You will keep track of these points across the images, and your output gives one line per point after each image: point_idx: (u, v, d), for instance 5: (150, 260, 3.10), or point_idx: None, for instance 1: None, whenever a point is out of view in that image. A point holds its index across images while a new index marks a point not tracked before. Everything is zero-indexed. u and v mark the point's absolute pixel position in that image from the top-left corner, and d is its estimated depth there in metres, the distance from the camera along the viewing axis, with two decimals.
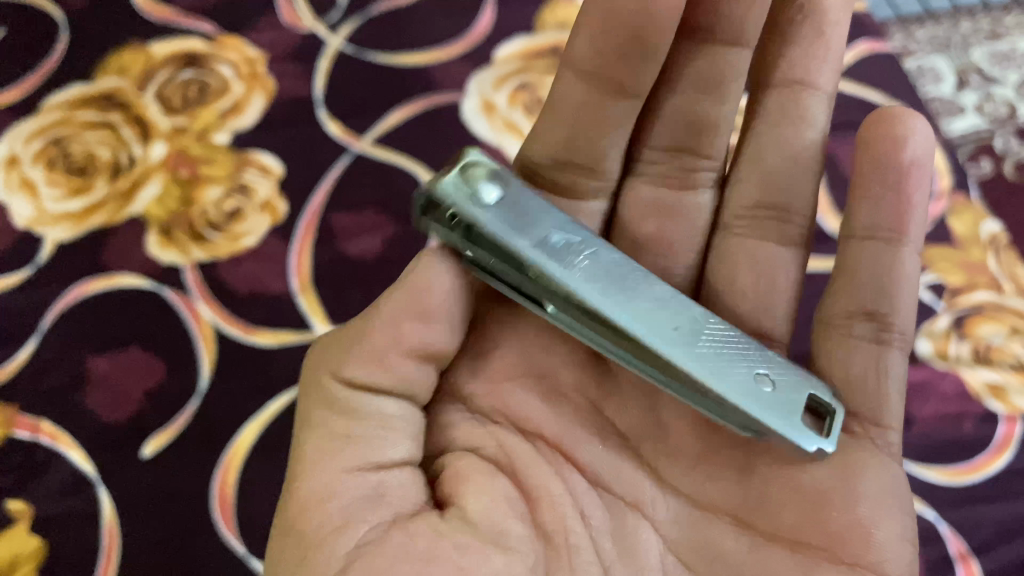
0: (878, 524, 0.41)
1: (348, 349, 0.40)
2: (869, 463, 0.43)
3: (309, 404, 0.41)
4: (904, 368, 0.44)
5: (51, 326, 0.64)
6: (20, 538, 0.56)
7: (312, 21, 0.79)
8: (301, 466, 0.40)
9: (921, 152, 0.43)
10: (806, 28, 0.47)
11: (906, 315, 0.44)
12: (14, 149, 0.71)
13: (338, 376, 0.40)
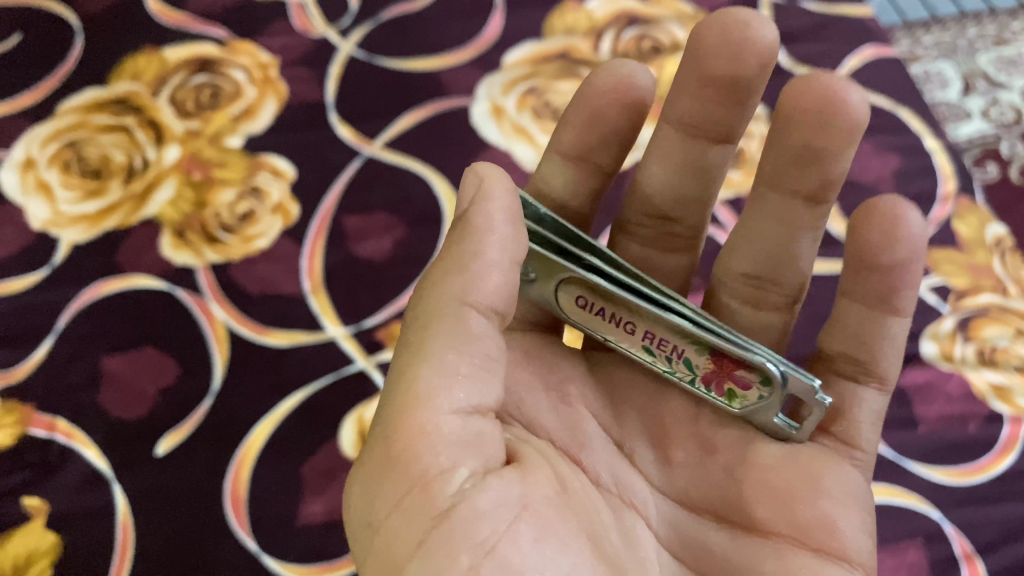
0: (847, 519, 0.42)
1: (486, 273, 0.37)
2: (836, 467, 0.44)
3: (425, 330, 0.37)
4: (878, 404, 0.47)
5: (66, 326, 0.65)
6: (36, 535, 0.57)
7: (324, 27, 0.80)
8: (412, 401, 0.36)
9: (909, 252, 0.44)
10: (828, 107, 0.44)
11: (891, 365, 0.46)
12: (30, 152, 0.72)
13: (467, 303, 0.37)
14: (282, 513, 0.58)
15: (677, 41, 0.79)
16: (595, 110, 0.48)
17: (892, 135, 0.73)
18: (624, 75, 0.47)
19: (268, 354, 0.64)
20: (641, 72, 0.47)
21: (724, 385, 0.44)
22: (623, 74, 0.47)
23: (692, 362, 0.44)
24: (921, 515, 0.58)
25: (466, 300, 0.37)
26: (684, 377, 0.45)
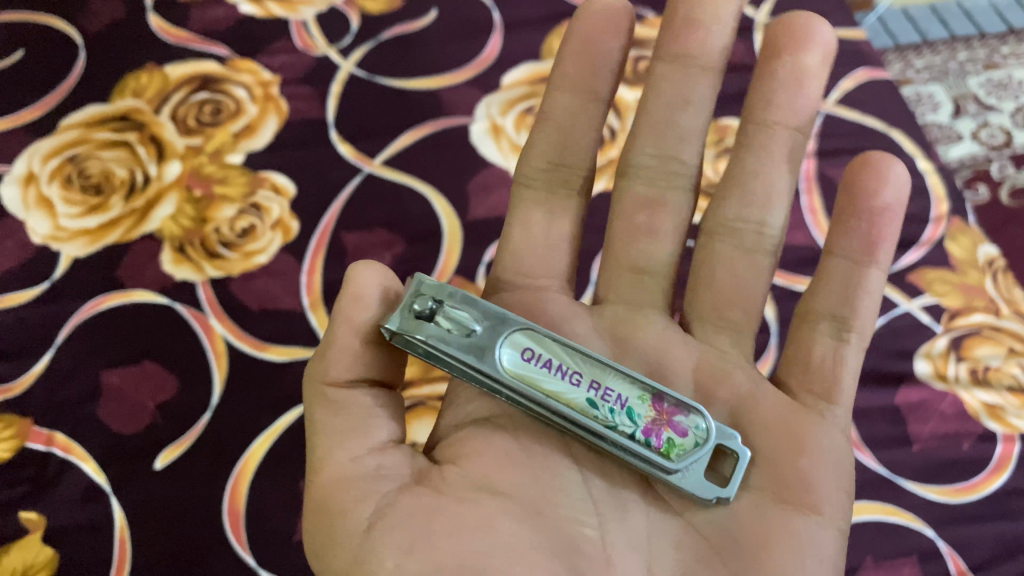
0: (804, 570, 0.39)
1: (336, 355, 0.40)
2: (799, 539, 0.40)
3: (310, 412, 0.41)
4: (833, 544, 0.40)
5: (66, 339, 0.65)
6: (33, 548, 0.57)
7: (325, 46, 0.81)
8: (315, 463, 0.40)
9: (891, 201, 0.45)
10: (861, 220, 0.45)
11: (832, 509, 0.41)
12: (31, 167, 0.72)
13: (328, 382, 0.40)
14: (280, 527, 0.59)
15: None
16: (585, 39, 0.50)
17: None
18: (804, 40, 0.49)
19: (267, 369, 0.64)
20: (824, 34, 0.49)
21: (661, 434, 0.40)
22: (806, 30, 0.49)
23: (634, 413, 0.41)
24: (914, 533, 0.59)
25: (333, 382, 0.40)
26: (626, 431, 0.40)
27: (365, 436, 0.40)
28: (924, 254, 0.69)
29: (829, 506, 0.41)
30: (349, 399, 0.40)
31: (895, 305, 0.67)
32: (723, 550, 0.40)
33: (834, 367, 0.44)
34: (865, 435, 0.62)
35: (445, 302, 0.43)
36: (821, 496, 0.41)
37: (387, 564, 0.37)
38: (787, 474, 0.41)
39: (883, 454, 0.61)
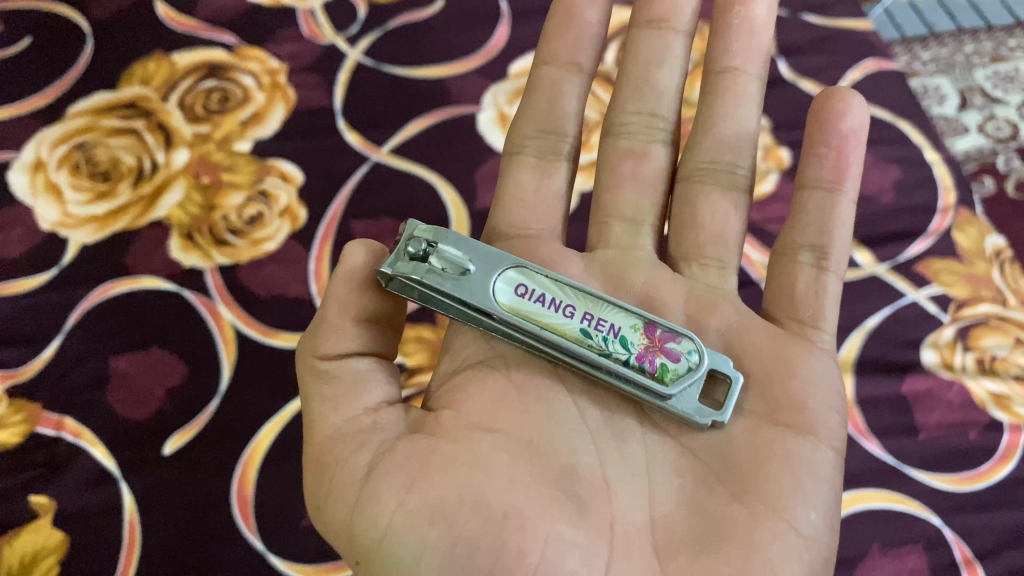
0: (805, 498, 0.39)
1: (329, 329, 0.40)
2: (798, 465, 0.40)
3: (305, 386, 0.41)
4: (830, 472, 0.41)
5: (74, 325, 0.65)
6: (43, 532, 0.57)
7: (332, 35, 0.81)
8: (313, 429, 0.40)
9: (855, 126, 0.48)
10: (831, 151, 0.47)
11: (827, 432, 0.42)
12: (39, 154, 0.73)
13: (321, 355, 0.40)
14: (289, 511, 0.59)
15: None
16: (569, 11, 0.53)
17: (892, 148, 0.75)
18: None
19: (275, 356, 0.64)
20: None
21: (654, 359, 0.42)
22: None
23: (626, 341, 0.42)
24: (921, 521, 0.59)
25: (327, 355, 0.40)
26: (620, 358, 0.42)
27: (360, 397, 0.40)
28: (931, 244, 0.69)
29: (825, 428, 0.41)
30: (343, 369, 0.40)
31: (901, 295, 0.67)
32: (722, 475, 0.40)
33: (816, 295, 0.46)
34: (872, 423, 0.62)
35: (438, 243, 0.45)
36: (814, 419, 0.41)
37: (388, 502, 0.36)
38: (778, 400, 0.42)
39: (889, 443, 0.62)
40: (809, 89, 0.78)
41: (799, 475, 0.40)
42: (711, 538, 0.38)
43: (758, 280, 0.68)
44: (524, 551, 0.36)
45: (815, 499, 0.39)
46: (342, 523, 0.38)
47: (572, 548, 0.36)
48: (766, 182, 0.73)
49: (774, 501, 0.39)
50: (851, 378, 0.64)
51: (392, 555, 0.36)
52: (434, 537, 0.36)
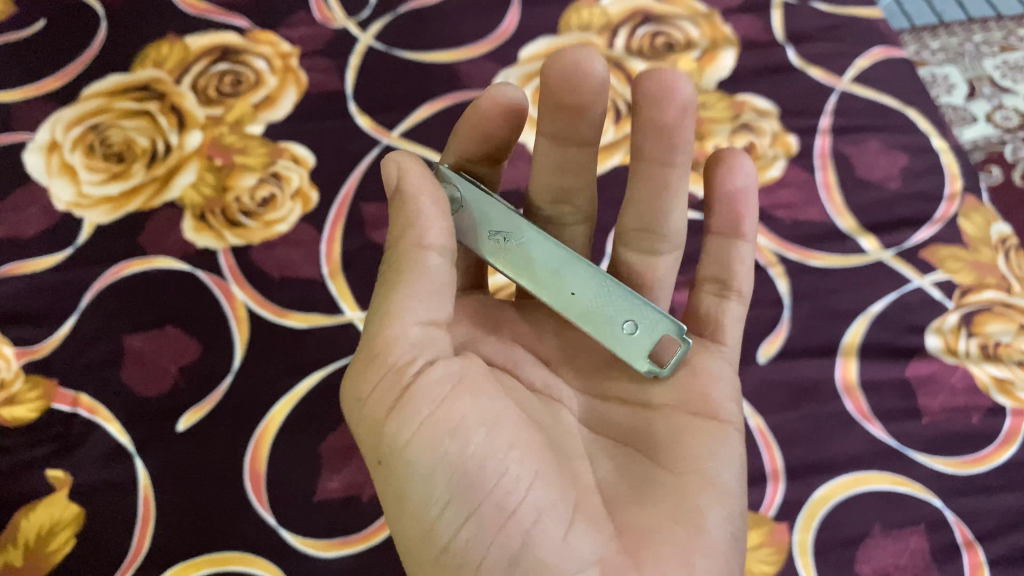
0: (720, 466, 0.45)
1: (430, 220, 0.42)
2: (714, 437, 0.46)
3: (392, 272, 0.42)
4: (740, 446, 0.47)
5: (90, 303, 0.66)
6: (60, 505, 0.59)
7: (344, 19, 0.81)
8: (384, 316, 0.42)
9: (742, 186, 0.50)
10: (722, 206, 0.51)
11: (728, 405, 0.47)
12: (54, 135, 0.73)
13: (420, 245, 0.42)
14: (300, 486, 0.60)
15: (690, 39, 0.81)
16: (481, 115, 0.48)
17: (900, 135, 0.75)
18: (667, 84, 0.47)
19: (288, 335, 0.65)
20: (684, 85, 0.47)
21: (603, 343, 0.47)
22: (669, 86, 0.47)
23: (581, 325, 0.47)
24: (923, 502, 0.60)
25: (430, 246, 0.42)
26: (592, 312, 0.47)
27: (426, 303, 0.42)
28: (936, 231, 0.70)
29: (727, 412, 0.47)
30: (426, 268, 0.42)
31: (907, 281, 0.68)
32: (644, 450, 0.46)
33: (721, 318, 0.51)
34: (876, 408, 0.63)
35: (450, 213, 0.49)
36: (718, 405, 0.47)
37: (421, 412, 0.40)
38: (688, 392, 0.47)
39: (892, 426, 0.62)
40: (818, 76, 0.78)
41: (711, 445, 0.45)
42: (649, 494, 0.43)
43: (765, 264, 0.68)
44: (519, 484, 0.40)
45: (728, 460, 0.45)
46: (375, 424, 0.41)
47: (550, 487, 0.40)
48: (775, 167, 0.73)
49: (694, 465, 0.44)
50: (856, 362, 0.64)
51: (414, 463, 0.40)
52: (449, 455, 0.39)
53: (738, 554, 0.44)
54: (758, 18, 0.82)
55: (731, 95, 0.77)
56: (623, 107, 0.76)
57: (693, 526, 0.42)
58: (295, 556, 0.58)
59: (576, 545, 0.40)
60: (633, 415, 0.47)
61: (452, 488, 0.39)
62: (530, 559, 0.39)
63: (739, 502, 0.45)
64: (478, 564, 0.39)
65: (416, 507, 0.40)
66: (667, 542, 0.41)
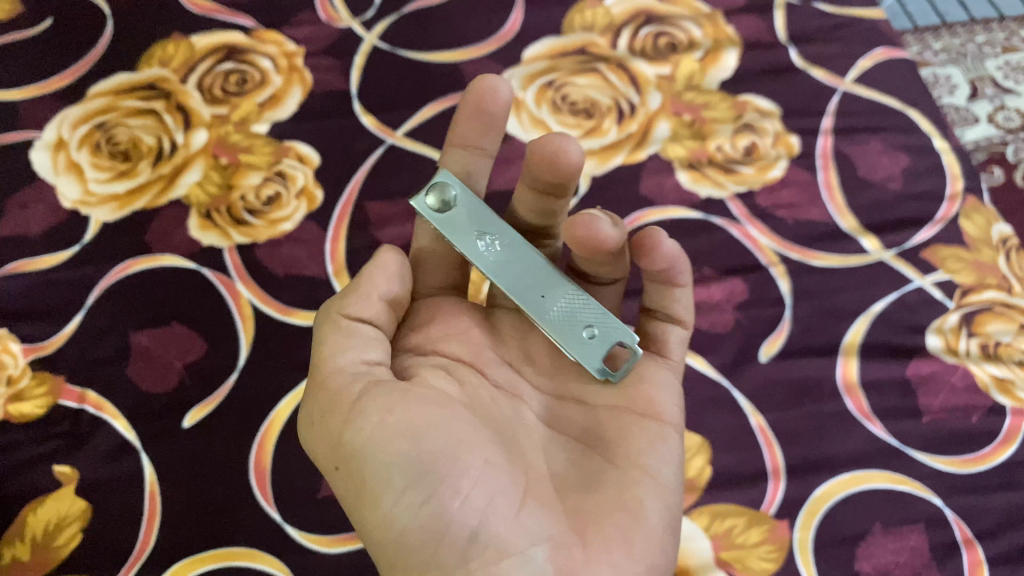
0: (659, 460, 0.45)
1: (352, 293, 0.44)
2: (654, 436, 0.45)
3: (320, 340, 0.43)
4: (679, 445, 0.46)
5: (96, 301, 0.67)
6: (67, 500, 0.59)
7: (349, 19, 0.82)
8: (321, 373, 0.42)
9: (668, 264, 0.47)
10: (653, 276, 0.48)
11: (669, 407, 0.47)
12: (61, 133, 0.74)
13: (342, 314, 0.43)
14: (305, 483, 0.61)
15: (694, 39, 0.81)
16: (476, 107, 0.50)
17: (901, 136, 0.75)
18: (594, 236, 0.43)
19: (293, 333, 0.66)
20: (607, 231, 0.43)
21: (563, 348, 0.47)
22: (593, 230, 0.43)
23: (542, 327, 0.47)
24: (922, 501, 0.60)
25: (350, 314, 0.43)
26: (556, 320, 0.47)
27: (365, 351, 0.42)
28: (937, 231, 0.70)
29: (670, 414, 0.47)
30: (356, 327, 0.43)
31: (907, 281, 0.68)
32: (590, 442, 0.45)
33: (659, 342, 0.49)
34: (876, 406, 0.63)
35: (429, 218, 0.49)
36: (660, 405, 0.46)
37: (374, 420, 0.40)
38: (631, 394, 0.46)
39: (892, 425, 0.63)
40: (820, 76, 0.79)
41: (652, 444, 0.45)
42: (594, 483, 0.43)
43: (766, 264, 0.69)
44: (469, 472, 0.39)
45: (669, 454, 0.45)
46: (331, 432, 0.41)
47: (502, 474, 0.40)
48: (776, 168, 0.74)
49: (634, 461, 0.44)
50: (857, 361, 0.65)
51: (369, 460, 0.39)
52: (407, 448, 0.39)
53: (673, 540, 0.44)
54: (760, 18, 0.82)
55: (733, 95, 0.78)
56: (626, 107, 0.76)
57: (634, 511, 0.43)
58: (299, 551, 0.59)
59: (529, 524, 0.40)
60: (578, 409, 0.47)
61: (408, 476, 0.39)
62: (487, 538, 0.39)
63: (677, 496, 0.45)
64: (436, 549, 0.39)
65: (374, 503, 0.40)
66: (609, 524, 0.42)
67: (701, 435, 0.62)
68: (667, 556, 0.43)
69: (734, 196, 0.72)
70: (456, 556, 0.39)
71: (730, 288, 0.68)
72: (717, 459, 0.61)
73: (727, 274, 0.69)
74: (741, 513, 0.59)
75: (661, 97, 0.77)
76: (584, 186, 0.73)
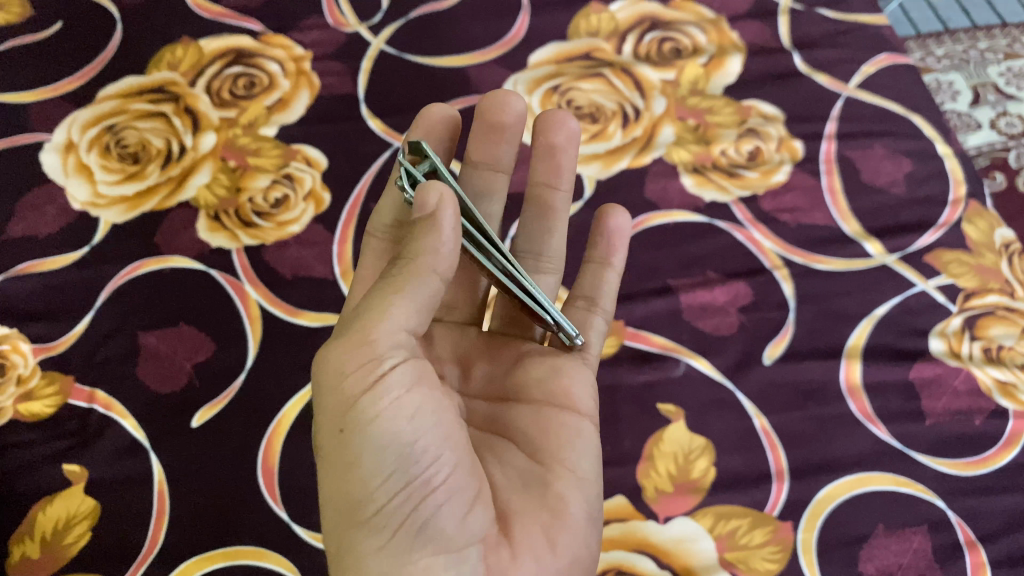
0: (576, 457, 0.48)
1: (446, 244, 0.43)
2: (572, 430, 0.49)
3: (390, 283, 0.43)
4: (595, 438, 0.50)
5: (106, 301, 0.67)
6: (76, 498, 0.60)
7: (356, 24, 0.83)
8: (372, 316, 0.42)
9: (617, 226, 0.60)
10: (602, 247, 0.60)
11: (582, 395, 0.51)
12: (71, 136, 0.75)
13: (432, 271, 0.43)
14: (312, 482, 0.61)
15: (698, 44, 0.82)
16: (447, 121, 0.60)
17: (904, 141, 0.76)
18: (562, 139, 0.60)
19: (301, 334, 0.66)
20: (570, 129, 0.60)
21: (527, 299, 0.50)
22: (556, 131, 0.60)
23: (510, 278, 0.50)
24: (925, 503, 0.60)
25: (445, 279, 0.44)
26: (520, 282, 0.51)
27: (412, 317, 0.43)
28: (940, 236, 0.71)
29: (585, 407, 0.51)
30: (433, 292, 0.44)
31: (911, 284, 0.69)
32: (519, 441, 0.49)
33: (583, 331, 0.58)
34: (880, 409, 0.64)
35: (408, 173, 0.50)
36: (575, 398, 0.51)
37: (394, 395, 0.41)
38: (550, 390, 0.51)
39: (895, 427, 0.63)
40: (824, 82, 0.79)
41: (572, 435, 0.49)
42: (528, 484, 0.47)
43: (770, 267, 0.69)
44: (445, 469, 0.42)
45: (587, 451, 0.49)
46: (347, 392, 0.42)
47: (467, 473, 0.43)
48: (780, 172, 0.74)
49: (556, 456, 0.48)
50: (860, 363, 0.65)
51: (375, 435, 0.41)
52: (407, 433, 0.41)
53: (595, 534, 0.48)
54: (764, 24, 0.83)
55: (737, 100, 0.78)
56: (631, 112, 0.77)
57: (557, 511, 0.46)
58: (306, 550, 0.59)
59: (475, 525, 0.42)
60: (507, 411, 0.51)
61: (397, 458, 0.41)
62: (435, 531, 0.41)
63: (597, 488, 0.48)
64: (395, 533, 0.41)
65: (360, 477, 0.41)
66: (535, 526, 0.45)
67: (705, 437, 0.63)
68: (590, 551, 0.47)
69: (737, 200, 0.73)
70: (407, 544, 0.41)
71: (734, 291, 0.69)
72: (721, 460, 0.62)
73: (731, 277, 0.69)
74: (745, 515, 0.60)
75: (666, 102, 0.78)
76: (590, 189, 0.73)
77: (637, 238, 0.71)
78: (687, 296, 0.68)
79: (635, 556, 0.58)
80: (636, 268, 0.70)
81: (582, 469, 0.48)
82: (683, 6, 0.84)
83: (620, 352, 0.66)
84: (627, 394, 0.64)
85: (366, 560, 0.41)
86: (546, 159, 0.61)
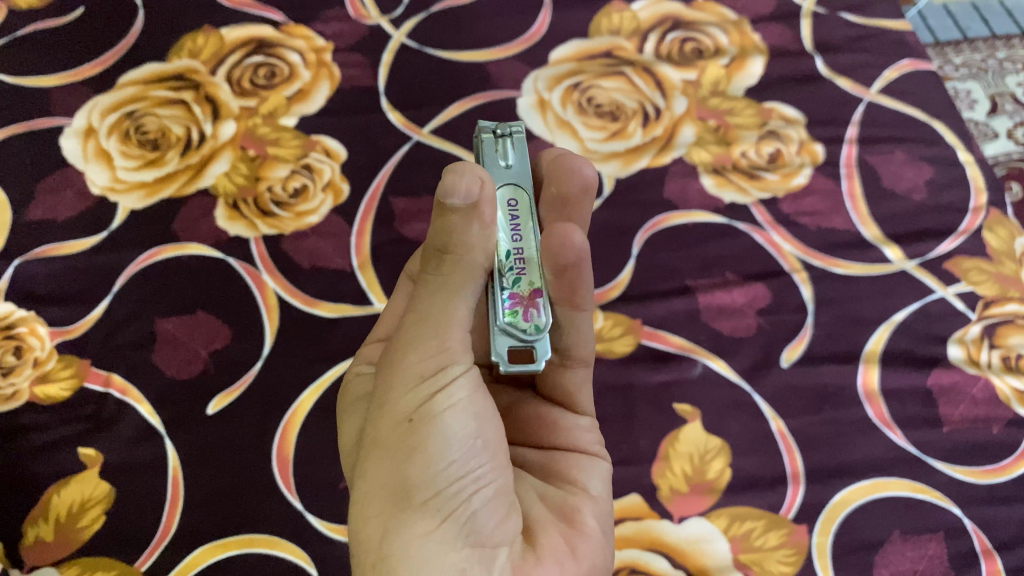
0: (587, 478, 0.51)
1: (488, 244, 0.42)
2: (582, 461, 0.52)
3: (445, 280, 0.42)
4: (607, 468, 0.53)
5: (123, 286, 0.67)
6: (91, 482, 0.60)
7: (378, 16, 0.82)
8: (441, 315, 0.42)
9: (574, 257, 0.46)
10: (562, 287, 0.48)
11: (584, 437, 0.54)
12: (90, 121, 0.75)
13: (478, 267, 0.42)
14: (326, 473, 0.61)
15: (720, 45, 0.81)
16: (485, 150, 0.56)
17: (926, 147, 0.76)
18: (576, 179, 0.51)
19: (318, 325, 0.66)
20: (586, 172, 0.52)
21: (518, 304, 0.46)
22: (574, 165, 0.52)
23: (517, 281, 0.47)
24: (942, 510, 0.60)
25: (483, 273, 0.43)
26: (505, 281, 0.47)
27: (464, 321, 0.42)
28: (960, 243, 0.70)
29: (589, 444, 0.54)
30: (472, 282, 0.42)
31: (929, 290, 0.68)
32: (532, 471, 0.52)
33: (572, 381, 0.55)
34: (897, 414, 0.64)
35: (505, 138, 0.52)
36: (580, 440, 0.53)
37: (462, 394, 0.41)
38: (554, 433, 0.54)
39: (912, 433, 0.63)
40: (846, 86, 0.79)
41: (580, 462, 0.52)
42: (546, 500, 0.48)
43: (789, 271, 0.69)
44: (497, 470, 0.42)
45: (598, 475, 0.52)
46: (418, 382, 0.41)
47: (509, 477, 0.44)
48: (800, 175, 0.74)
49: (568, 478, 0.51)
50: (877, 368, 0.65)
51: (447, 424, 0.40)
52: (472, 431, 0.41)
53: (610, 549, 0.48)
54: (787, 27, 0.83)
55: (758, 103, 0.78)
56: (652, 111, 0.77)
57: (573, 524, 0.47)
58: (319, 540, 0.59)
59: (510, 527, 0.42)
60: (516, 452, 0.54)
61: (464, 447, 0.41)
62: (478, 525, 0.40)
63: (608, 506, 0.50)
64: (444, 519, 0.39)
65: (422, 463, 0.40)
66: (556, 534, 0.45)
67: (720, 438, 0.63)
68: (605, 562, 0.47)
69: (757, 202, 0.73)
70: (454, 536, 0.39)
71: (752, 293, 0.68)
72: (736, 462, 0.62)
73: (750, 279, 0.69)
74: (760, 517, 0.59)
75: (686, 102, 0.78)
76: (609, 188, 0.73)
77: (654, 237, 0.71)
78: (705, 296, 0.68)
79: (649, 555, 0.58)
80: (654, 266, 0.70)
81: (595, 489, 0.50)
82: (705, 7, 0.84)
83: (636, 351, 0.66)
84: (643, 394, 0.64)
85: (414, 542, 0.39)
86: (556, 196, 0.52)
